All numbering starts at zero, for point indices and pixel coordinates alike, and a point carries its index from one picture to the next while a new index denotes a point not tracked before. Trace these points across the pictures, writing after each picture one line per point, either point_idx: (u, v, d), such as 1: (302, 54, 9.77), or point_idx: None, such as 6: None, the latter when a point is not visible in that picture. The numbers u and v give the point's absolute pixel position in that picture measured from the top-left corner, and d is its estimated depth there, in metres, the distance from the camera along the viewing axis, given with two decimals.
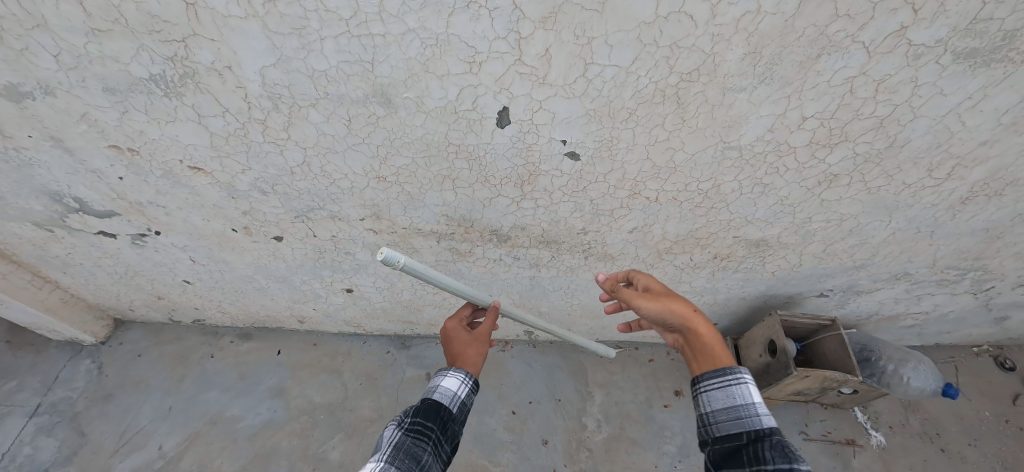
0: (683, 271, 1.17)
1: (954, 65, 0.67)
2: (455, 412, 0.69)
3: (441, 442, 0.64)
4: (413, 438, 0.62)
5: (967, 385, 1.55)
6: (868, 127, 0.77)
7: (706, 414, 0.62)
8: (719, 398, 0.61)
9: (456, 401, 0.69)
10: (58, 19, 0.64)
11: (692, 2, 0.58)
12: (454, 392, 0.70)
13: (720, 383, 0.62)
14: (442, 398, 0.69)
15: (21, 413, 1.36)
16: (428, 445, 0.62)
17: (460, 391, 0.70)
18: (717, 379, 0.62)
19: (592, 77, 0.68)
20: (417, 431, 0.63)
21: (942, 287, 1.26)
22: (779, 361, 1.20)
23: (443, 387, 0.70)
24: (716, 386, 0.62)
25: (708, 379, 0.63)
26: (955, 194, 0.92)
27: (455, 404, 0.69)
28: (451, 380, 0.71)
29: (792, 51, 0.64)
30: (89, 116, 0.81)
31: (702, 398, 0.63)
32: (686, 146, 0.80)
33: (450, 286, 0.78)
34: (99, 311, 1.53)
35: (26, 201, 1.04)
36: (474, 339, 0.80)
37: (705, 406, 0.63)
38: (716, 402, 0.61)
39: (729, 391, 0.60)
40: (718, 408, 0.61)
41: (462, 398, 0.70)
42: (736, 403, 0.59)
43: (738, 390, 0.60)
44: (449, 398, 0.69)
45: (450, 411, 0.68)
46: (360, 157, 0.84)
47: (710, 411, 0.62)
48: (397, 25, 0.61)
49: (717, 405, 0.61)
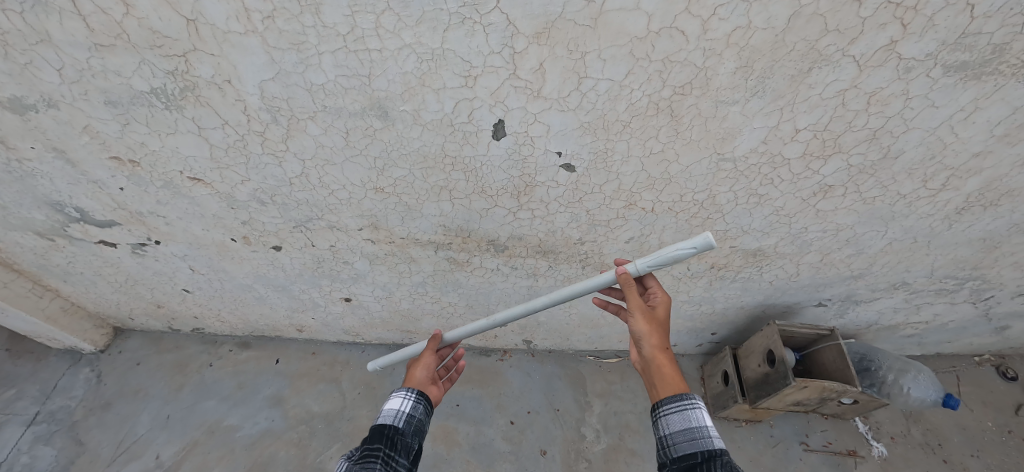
0: (681, 280, 1.17)
1: (945, 78, 0.67)
2: (402, 425, 0.69)
3: (392, 458, 0.64)
4: (359, 464, 0.62)
5: (968, 395, 1.54)
6: (861, 139, 0.77)
7: (666, 434, 0.63)
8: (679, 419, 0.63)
9: (401, 415, 0.70)
10: (62, 35, 0.66)
11: (683, 17, 0.59)
12: (397, 409, 0.71)
13: (680, 405, 0.64)
14: (386, 419, 0.70)
15: (19, 421, 1.36)
16: (376, 464, 0.62)
17: (403, 406, 0.72)
18: (679, 400, 0.64)
19: (587, 90, 0.69)
20: (363, 456, 0.63)
21: (941, 296, 1.26)
22: (777, 371, 1.20)
23: (385, 409, 0.71)
24: (675, 407, 0.64)
25: (666, 400, 0.65)
26: (950, 204, 0.92)
27: (400, 419, 0.70)
28: (394, 401, 0.73)
29: (784, 65, 0.65)
30: (91, 128, 0.82)
31: (662, 419, 0.64)
32: (681, 158, 0.81)
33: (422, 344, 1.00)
34: (99, 319, 1.53)
35: (28, 210, 1.06)
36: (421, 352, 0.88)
37: (665, 428, 0.64)
38: (674, 422, 0.63)
39: (687, 412, 0.62)
40: (677, 428, 0.62)
41: (407, 411, 0.71)
42: (693, 424, 0.61)
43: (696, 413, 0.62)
44: (394, 417, 0.70)
45: (396, 426, 0.68)
46: (357, 169, 0.85)
47: (669, 432, 0.63)
48: (393, 41, 0.62)
49: (675, 426, 0.62)
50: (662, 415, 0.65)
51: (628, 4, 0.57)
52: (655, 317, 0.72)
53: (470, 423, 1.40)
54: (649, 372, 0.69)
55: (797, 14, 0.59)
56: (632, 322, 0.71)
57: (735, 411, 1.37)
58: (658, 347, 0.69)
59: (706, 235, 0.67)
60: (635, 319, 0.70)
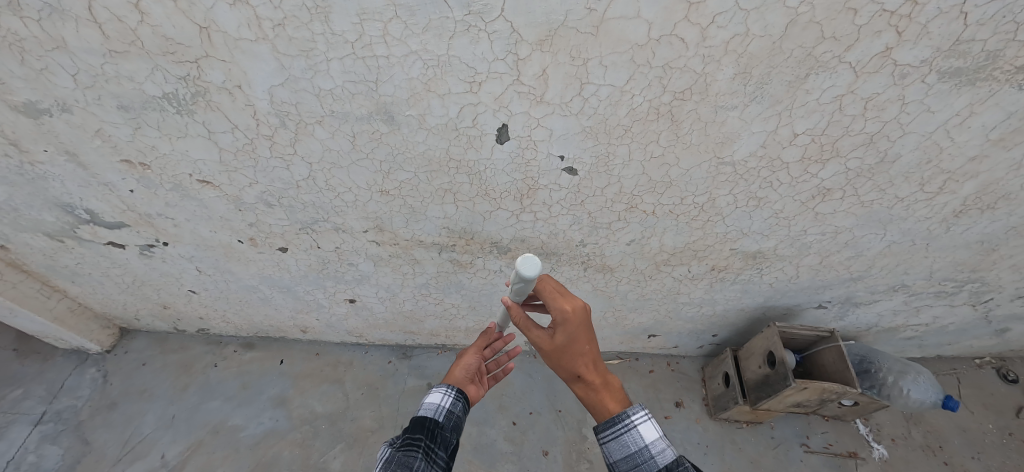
0: (681, 282, 1.18)
1: (940, 83, 0.69)
2: (443, 419, 0.71)
3: (433, 448, 0.65)
4: (403, 450, 0.63)
5: (969, 397, 1.55)
6: (858, 143, 0.79)
7: (612, 463, 0.67)
8: (619, 448, 0.67)
9: (442, 409, 0.72)
10: (78, 42, 0.68)
11: (683, 25, 0.61)
12: (438, 403, 0.74)
13: (616, 432, 0.67)
14: (428, 412, 0.72)
15: (26, 420, 1.37)
16: (419, 452, 0.63)
17: (443, 400, 0.74)
18: (611, 428, 0.68)
19: (589, 96, 0.70)
20: (406, 443, 0.64)
21: (940, 299, 1.27)
22: (778, 372, 1.21)
23: (427, 403, 0.74)
24: (612, 435, 0.68)
25: (601, 429, 0.69)
26: (947, 208, 0.94)
27: (440, 413, 0.72)
28: (434, 396, 0.75)
29: (781, 71, 0.67)
30: (104, 131, 0.84)
31: (603, 448, 0.68)
32: (681, 162, 0.82)
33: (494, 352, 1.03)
34: (105, 320, 1.55)
35: (38, 212, 1.07)
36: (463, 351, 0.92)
37: (608, 456, 0.68)
38: (616, 451, 0.66)
39: (623, 439, 0.66)
40: (617, 457, 0.66)
41: (447, 406, 0.73)
42: (630, 450, 0.65)
43: (632, 436, 0.66)
44: (434, 411, 0.72)
45: (437, 419, 0.70)
46: (363, 172, 0.87)
47: (612, 460, 0.67)
48: (400, 48, 0.64)
49: (616, 455, 0.66)
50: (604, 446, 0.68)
51: (629, 12, 0.59)
52: (553, 348, 0.69)
53: (473, 423, 1.41)
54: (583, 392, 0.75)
55: (794, 22, 0.60)
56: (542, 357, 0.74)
57: (736, 413, 1.38)
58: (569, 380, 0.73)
59: (516, 265, 0.60)
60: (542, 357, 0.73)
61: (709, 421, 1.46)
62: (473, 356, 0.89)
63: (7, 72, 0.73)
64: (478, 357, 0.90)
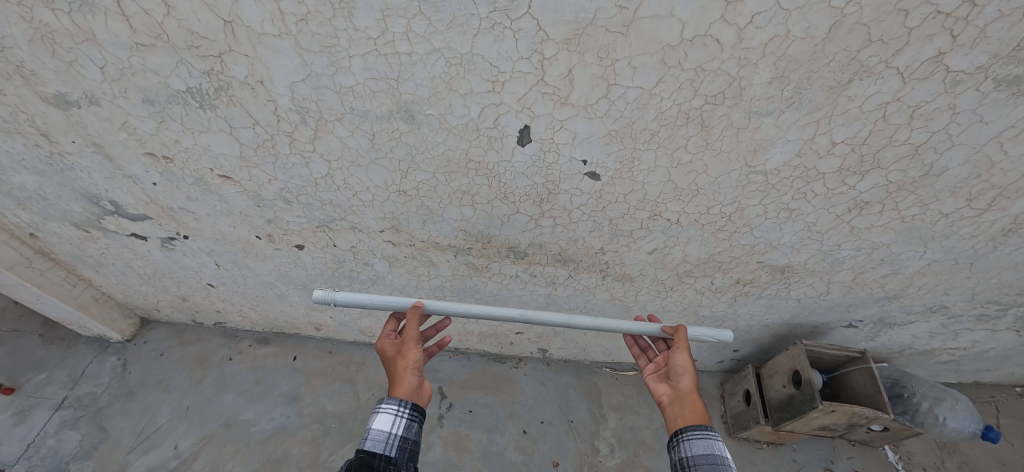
0: (704, 294, 1.14)
1: (996, 92, 0.63)
2: (395, 453, 0.69)
3: None
4: None
5: (1009, 428, 1.45)
6: (901, 155, 0.74)
7: (685, 457, 0.71)
8: (702, 450, 0.70)
9: (394, 441, 0.69)
10: (106, 34, 0.69)
11: (718, 25, 0.58)
12: (389, 432, 0.70)
13: (704, 433, 0.72)
14: (376, 445, 0.69)
15: (48, 405, 1.41)
16: None
17: (396, 428, 0.70)
18: (701, 431, 0.72)
19: (615, 98, 0.68)
20: None
21: (981, 323, 1.19)
22: (803, 393, 1.15)
23: (373, 433, 0.69)
24: (699, 436, 0.71)
25: (692, 427, 0.73)
26: (995, 226, 0.87)
27: (391, 447, 0.69)
28: (383, 421, 0.70)
29: (822, 76, 0.63)
30: (129, 125, 0.85)
31: (685, 442, 0.72)
32: (709, 169, 0.79)
33: (524, 317, 0.89)
34: (127, 310, 1.58)
35: (67, 202, 1.10)
36: (402, 343, 0.79)
37: (686, 451, 0.71)
38: (697, 447, 0.70)
39: (710, 440, 0.70)
40: (699, 452, 0.70)
41: (400, 434, 0.70)
42: (712, 454, 0.69)
43: (715, 446, 0.70)
44: (385, 443, 0.69)
45: (387, 456, 0.68)
46: (382, 172, 0.86)
47: (691, 455, 0.70)
48: (423, 45, 0.63)
49: (698, 450, 0.70)
50: (687, 440, 0.72)
51: (662, 11, 0.56)
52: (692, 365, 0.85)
53: (483, 430, 1.38)
54: (678, 402, 0.79)
55: (839, 23, 0.57)
56: (677, 358, 0.83)
57: (757, 433, 1.32)
58: (693, 386, 0.80)
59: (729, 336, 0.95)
60: (680, 355, 0.83)
61: (727, 440, 1.40)
62: (417, 349, 0.78)
63: (40, 64, 0.75)
64: (420, 347, 0.80)
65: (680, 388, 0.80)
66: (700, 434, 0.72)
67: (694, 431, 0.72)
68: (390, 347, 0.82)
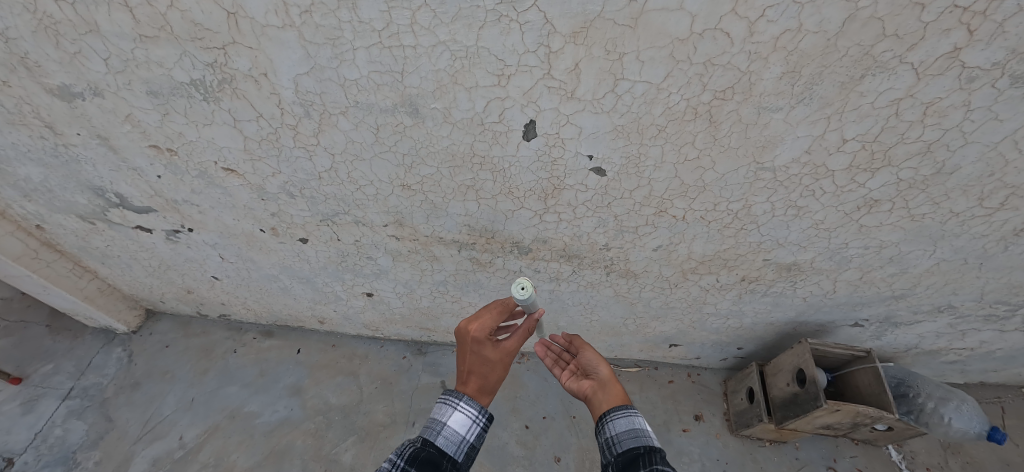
0: (707, 291, 1.13)
1: (1012, 89, 0.62)
2: (461, 459, 0.68)
3: None
4: None
5: (1014, 428, 1.44)
6: (914, 152, 0.72)
7: (610, 436, 0.69)
8: (624, 427, 0.69)
9: (465, 447, 0.69)
10: (109, 25, 0.68)
11: (729, 19, 0.56)
12: (462, 436, 0.69)
13: (626, 411, 0.71)
14: (448, 445, 0.68)
15: (55, 395, 1.43)
16: None
17: (470, 434, 0.70)
18: (621, 410, 0.72)
19: (622, 93, 0.67)
20: None
21: (990, 323, 1.18)
22: (807, 392, 1.14)
23: (449, 431, 0.69)
24: (621, 414, 0.71)
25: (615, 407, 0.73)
26: (1007, 225, 0.86)
27: (461, 451, 0.68)
28: (459, 422, 0.70)
29: (834, 71, 0.61)
30: (133, 117, 0.85)
31: (609, 423, 0.71)
32: (716, 166, 0.78)
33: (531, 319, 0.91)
34: (132, 301, 1.59)
35: (72, 194, 1.10)
36: (509, 354, 0.77)
37: (611, 430, 0.70)
38: (621, 425, 0.69)
39: (631, 417, 0.70)
40: (622, 429, 0.69)
41: (471, 442, 0.70)
42: (634, 428, 0.68)
43: (633, 421, 0.70)
44: (456, 446, 0.68)
45: (455, 459, 0.67)
46: (385, 166, 0.86)
47: (615, 433, 0.69)
48: (427, 37, 0.62)
49: (621, 427, 0.69)
50: (608, 421, 0.71)
51: (671, 4, 0.55)
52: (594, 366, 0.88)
53: None
54: (602, 389, 0.79)
55: (852, 17, 0.55)
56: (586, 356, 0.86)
57: (760, 431, 1.32)
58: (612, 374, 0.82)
59: None
60: (590, 351, 0.87)
61: (729, 437, 1.41)
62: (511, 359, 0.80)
63: (43, 55, 0.75)
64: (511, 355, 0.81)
65: (601, 376, 0.81)
66: (619, 413, 0.71)
67: (613, 412, 0.72)
68: (494, 351, 0.75)
